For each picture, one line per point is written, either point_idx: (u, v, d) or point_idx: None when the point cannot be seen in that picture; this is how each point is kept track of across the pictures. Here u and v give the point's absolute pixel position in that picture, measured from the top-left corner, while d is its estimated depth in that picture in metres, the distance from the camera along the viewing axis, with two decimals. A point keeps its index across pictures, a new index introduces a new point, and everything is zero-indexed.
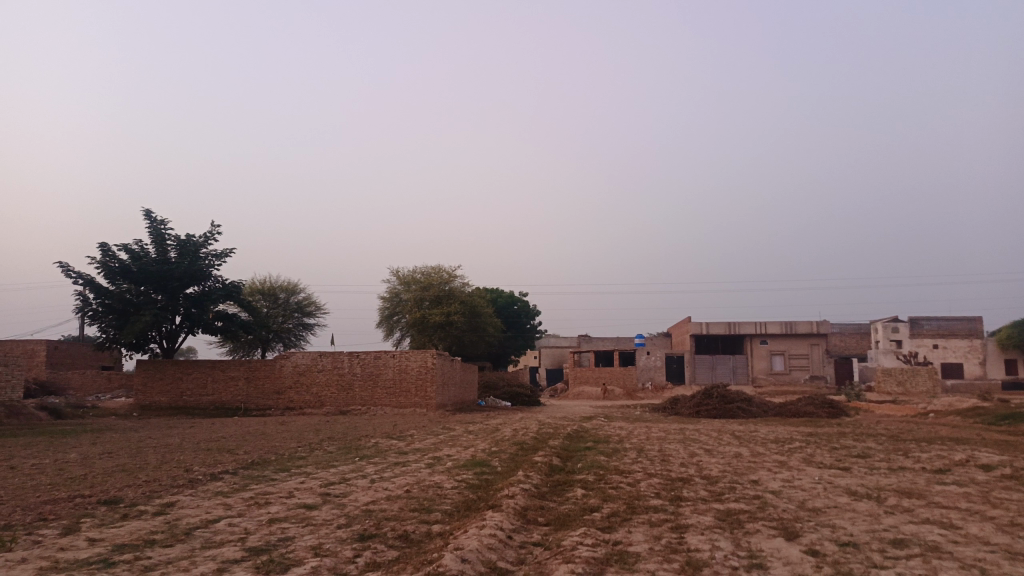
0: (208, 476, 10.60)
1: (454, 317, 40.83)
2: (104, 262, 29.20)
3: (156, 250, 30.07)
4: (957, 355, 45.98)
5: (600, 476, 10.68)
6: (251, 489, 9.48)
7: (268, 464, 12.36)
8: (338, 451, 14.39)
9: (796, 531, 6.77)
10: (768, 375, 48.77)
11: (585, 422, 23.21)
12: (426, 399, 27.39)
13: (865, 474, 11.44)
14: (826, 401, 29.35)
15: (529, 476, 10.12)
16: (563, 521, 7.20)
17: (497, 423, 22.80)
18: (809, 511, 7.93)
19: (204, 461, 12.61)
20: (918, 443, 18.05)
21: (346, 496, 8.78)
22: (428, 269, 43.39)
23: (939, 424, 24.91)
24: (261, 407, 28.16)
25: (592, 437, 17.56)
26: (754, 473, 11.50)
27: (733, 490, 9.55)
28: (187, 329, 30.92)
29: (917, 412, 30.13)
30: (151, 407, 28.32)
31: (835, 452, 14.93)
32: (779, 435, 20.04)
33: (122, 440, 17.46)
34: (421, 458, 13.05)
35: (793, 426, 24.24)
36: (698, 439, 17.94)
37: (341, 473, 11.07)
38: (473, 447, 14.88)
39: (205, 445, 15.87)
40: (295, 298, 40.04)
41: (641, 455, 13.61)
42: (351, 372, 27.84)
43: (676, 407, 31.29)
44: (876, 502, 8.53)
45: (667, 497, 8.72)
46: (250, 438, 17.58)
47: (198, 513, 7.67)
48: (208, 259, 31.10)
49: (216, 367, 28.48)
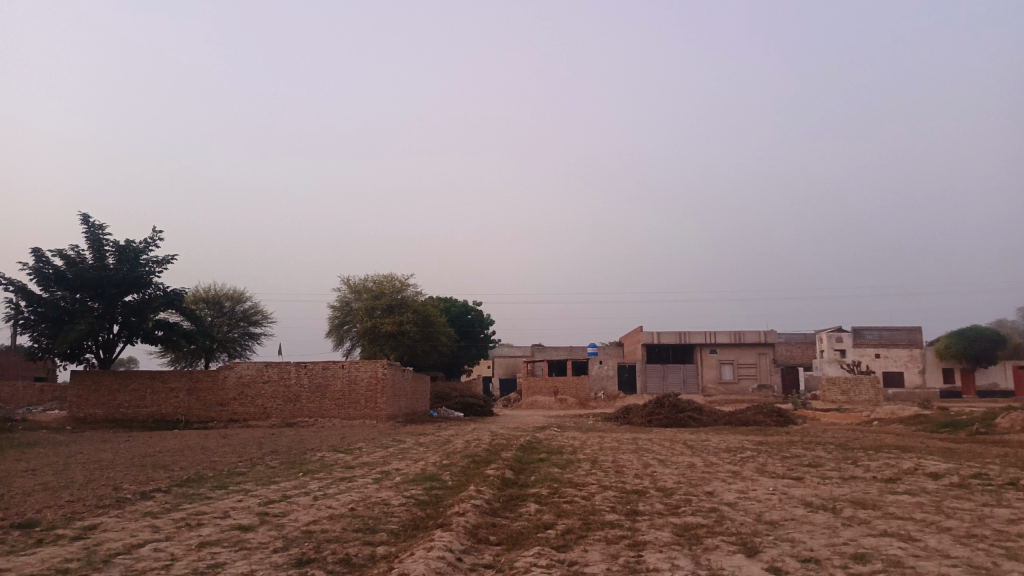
0: (139, 495, 9.95)
1: (406, 326, 40.22)
2: (37, 268, 27.82)
3: (94, 256, 28.80)
4: (898, 364, 47.26)
5: (553, 489, 10.37)
6: (185, 509, 8.91)
7: (205, 481, 11.71)
8: (281, 466, 13.77)
9: (755, 547, 6.56)
10: (717, 384, 49.35)
11: (538, 433, 22.96)
12: (376, 410, 26.77)
13: (818, 484, 11.38)
14: (775, 410, 29.71)
15: (481, 491, 9.75)
16: (516, 540, 6.85)
17: (449, 435, 22.39)
18: (767, 524, 7.75)
19: (136, 478, 11.90)
20: (866, 450, 18.25)
21: (286, 515, 8.29)
22: (380, 278, 42.71)
23: (883, 432, 25.38)
24: (203, 419, 27.11)
25: (545, 448, 17.27)
26: (709, 484, 11.35)
27: (689, 502, 9.34)
28: (125, 338, 29.65)
29: (862, 420, 30.73)
30: (85, 420, 27.00)
31: (787, 462, 14.94)
32: (730, 444, 20.09)
33: (52, 456, 16.46)
34: (368, 472, 12.57)
35: (745, 434, 24.40)
36: (652, 449, 17.80)
37: (283, 490, 10.54)
38: (424, 460, 14.45)
39: (140, 460, 15.04)
40: (241, 306, 38.89)
41: (595, 466, 13.37)
42: (298, 383, 27.05)
43: (629, 417, 31.29)
44: (832, 514, 8.43)
45: (623, 512, 8.45)
46: (189, 453, 16.78)
47: (123, 537, 7.09)
48: (149, 266, 29.94)
49: (156, 377, 27.35)
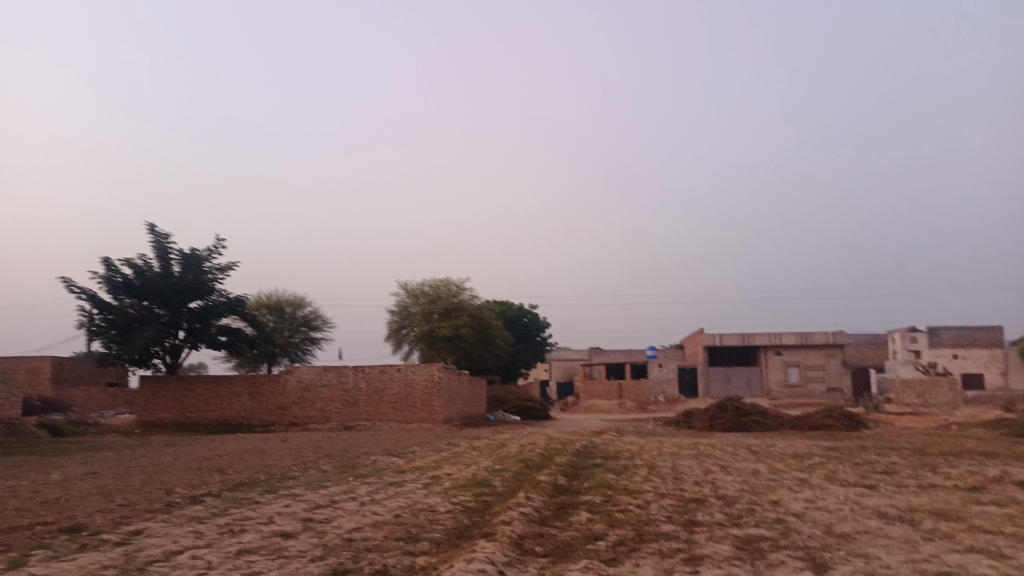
0: (189, 499, 9.94)
1: (463, 330, 40.14)
2: (107, 277, 28.76)
3: (160, 265, 29.61)
4: (977, 365, 44.77)
5: (607, 497, 9.92)
6: (232, 514, 8.83)
7: (256, 484, 11.69)
8: (333, 470, 13.67)
9: (825, 563, 5.99)
10: (783, 387, 47.75)
11: (596, 437, 22.43)
12: (433, 414, 26.66)
13: (893, 493, 10.60)
14: (845, 414, 28.42)
15: (531, 499, 9.37)
16: (564, 552, 6.45)
17: (504, 438, 22.07)
18: (838, 537, 7.14)
19: (190, 482, 11.95)
20: (945, 457, 17.12)
21: (329, 522, 8.09)
22: (436, 282, 42.79)
23: (964, 437, 23.91)
24: (264, 423, 27.51)
25: (601, 453, 16.75)
26: (773, 492, 10.70)
27: (752, 512, 8.75)
28: (191, 344, 30.38)
29: (939, 424, 29.11)
30: (153, 424, 27.74)
31: (859, 469, 14.06)
32: (797, 450, 19.19)
33: (115, 459, 16.82)
34: (419, 477, 12.34)
35: (813, 440, 23.33)
36: (714, 455, 17.08)
37: (331, 495, 10.39)
38: (476, 465, 14.15)
39: (198, 464, 15.19)
40: (301, 312, 39.49)
41: (653, 473, 12.83)
42: (356, 386, 27.20)
43: (690, 421, 30.44)
44: (911, 526, 7.74)
45: (680, 522, 7.95)
46: (247, 457, 16.90)
47: (165, 543, 6.99)
48: (212, 273, 30.63)
49: (220, 382, 27.91)
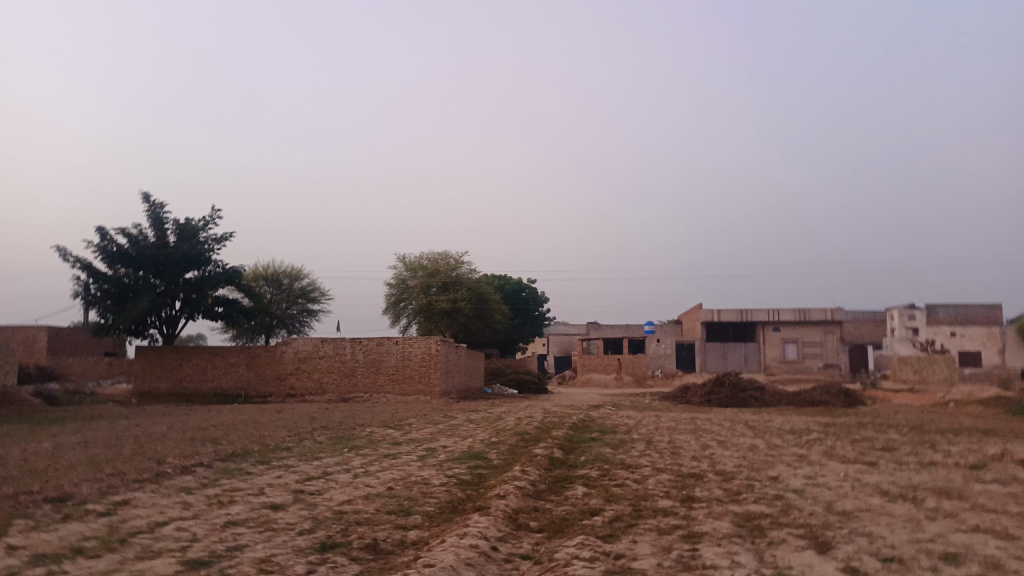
0: (179, 470, 9.78)
1: (461, 304, 39.94)
2: (102, 246, 28.45)
3: (155, 234, 29.27)
4: (975, 343, 44.74)
5: (604, 471, 9.78)
6: (222, 485, 8.67)
7: (249, 455, 11.54)
8: (328, 442, 13.53)
9: (827, 542, 5.82)
10: (781, 363, 47.75)
11: (593, 411, 22.36)
12: (430, 386, 26.58)
13: (894, 470, 10.45)
14: (842, 390, 28.37)
15: (526, 472, 9.21)
16: (559, 527, 6.27)
17: (501, 411, 22.02)
18: (841, 515, 6.98)
19: (182, 452, 11.80)
20: (943, 434, 17.06)
21: (321, 494, 7.94)
22: (435, 255, 42.51)
23: (961, 414, 23.87)
24: (261, 393, 27.40)
25: (598, 427, 16.64)
26: (772, 468, 10.55)
27: (751, 488, 8.61)
28: (187, 314, 30.15)
29: (937, 401, 29.08)
30: (150, 393, 27.63)
31: (858, 445, 13.95)
32: (795, 425, 19.13)
33: (109, 428, 16.69)
34: (414, 450, 12.20)
35: (811, 415, 23.27)
36: (711, 430, 16.98)
37: (323, 466, 10.24)
38: (472, 437, 14.02)
39: (191, 434, 15.05)
40: (298, 283, 39.23)
41: (650, 447, 12.70)
42: (353, 358, 27.06)
43: (687, 396, 30.39)
44: (913, 504, 7.60)
45: (678, 497, 7.80)
46: (242, 427, 16.77)
47: (151, 514, 6.82)
48: (208, 243, 30.33)
49: (216, 352, 27.75)
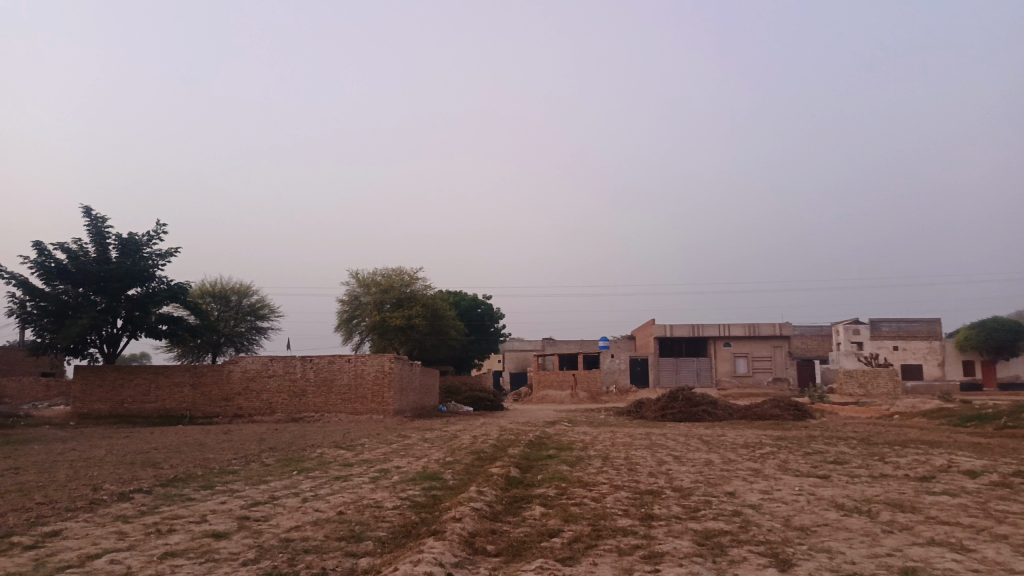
0: (116, 496, 9.28)
1: (415, 321, 39.49)
2: (39, 262, 27.31)
3: (96, 250, 28.23)
4: (917, 357, 45.86)
5: (561, 489, 9.63)
6: (162, 512, 8.24)
7: (192, 480, 11.04)
8: (276, 464, 13.07)
9: (788, 559, 5.76)
10: (732, 377, 48.43)
11: (548, 428, 22.21)
12: (383, 405, 26.10)
13: (847, 483, 10.55)
14: (792, 403, 28.82)
15: (482, 492, 8.99)
16: (518, 550, 6.08)
17: (456, 430, 21.71)
18: (798, 531, 6.95)
19: (120, 477, 11.22)
20: (890, 446, 17.38)
21: (267, 520, 7.58)
22: (389, 271, 42.01)
23: (906, 426, 24.44)
24: (208, 414, 26.52)
25: (554, 444, 16.49)
26: (728, 483, 10.54)
27: (708, 505, 8.54)
28: (130, 333, 29.09)
29: (882, 413, 29.77)
30: (89, 415, 26.48)
31: (810, 458, 14.08)
32: (748, 439, 19.31)
33: (43, 453, 15.87)
34: (366, 471, 11.86)
35: (763, 429, 23.52)
36: (666, 445, 17.00)
37: (271, 490, 9.84)
38: (427, 457, 13.71)
39: (131, 458, 14.37)
40: (247, 300, 38.29)
41: (607, 464, 12.60)
42: (304, 377, 26.44)
43: (642, 411, 30.51)
44: (869, 518, 7.62)
45: (637, 516, 7.69)
46: (186, 450, 16.12)
47: (83, 546, 6.40)
48: (153, 259, 29.38)
49: (160, 372, 26.80)
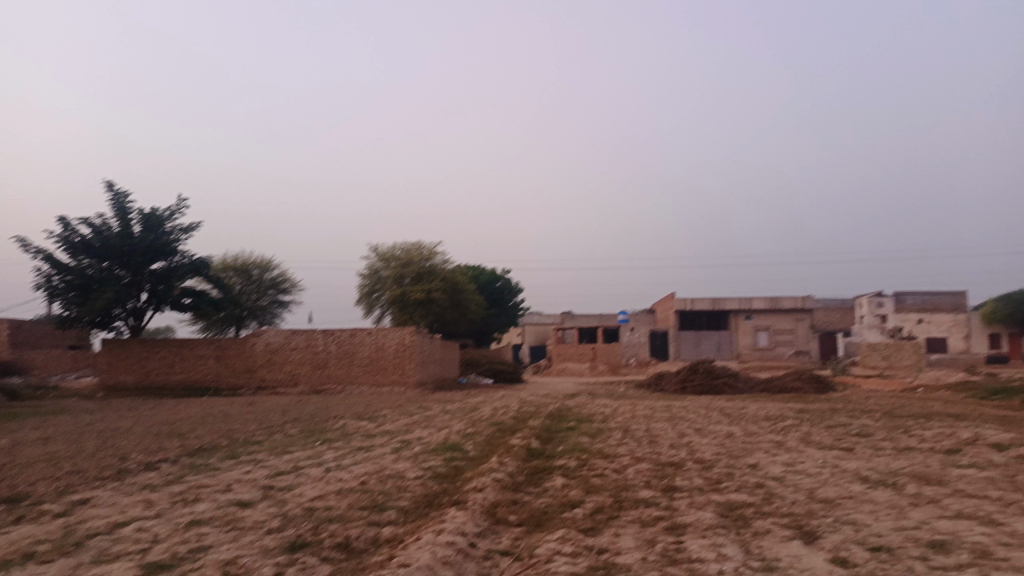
0: (143, 466, 9.42)
1: (435, 294, 39.56)
2: (64, 237, 27.61)
3: (119, 224, 28.49)
4: (941, 329, 45.36)
5: (583, 461, 9.62)
6: (188, 481, 8.35)
7: (217, 450, 11.19)
8: (300, 434, 13.20)
9: (813, 532, 5.70)
10: (753, 351, 48.22)
11: (568, 400, 22.24)
12: (404, 377, 26.28)
13: (871, 455, 10.43)
14: (814, 376, 28.61)
15: (503, 463, 9.01)
16: (539, 521, 6.08)
17: (476, 401, 21.81)
18: (823, 503, 6.88)
19: (147, 447, 11.40)
20: (915, 418, 17.19)
21: (291, 490, 7.65)
22: (408, 245, 42.03)
23: (930, 399, 24.18)
24: (232, 386, 26.87)
25: (574, 416, 16.50)
26: (751, 456, 10.47)
27: (731, 477, 8.49)
28: (154, 306, 29.43)
29: (906, 386, 29.50)
30: (116, 387, 26.95)
31: (833, 431, 13.96)
32: (770, 412, 19.20)
33: (72, 423, 16.16)
34: (388, 442, 11.93)
35: (784, 402, 23.39)
36: (687, 417, 16.95)
37: (295, 460, 9.94)
38: (447, 428, 13.79)
39: (157, 428, 14.60)
40: (269, 274, 38.54)
41: (628, 436, 12.58)
42: (326, 350, 26.65)
43: (662, 384, 30.47)
44: (895, 491, 7.53)
45: (659, 488, 7.65)
46: (211, 421, 16.33)
47: (110, 514, 6.50)
48: (175, 234, 29.61)
49: (184, 345, 27.13)
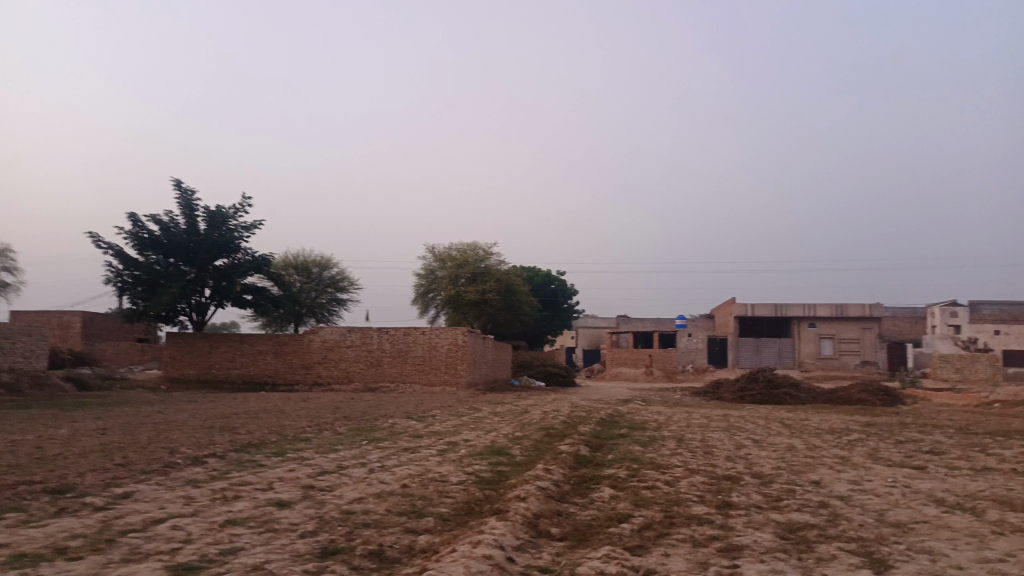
0: (191, 460, 9.43)
1: (489, 295, 39.47)
2: (133, 233, 28.48)
3: (185, 221, 29.26)
4: (1020, 342, 42.37)
5: (633, 471, 9.21)
6: (231, 477, 8.29)
7: (265, 446, 11.18)
8: (348, 433, 13.11)
9: (884, 560, 5.20)
10: (816, 359, 46.55)
11: (621, 406, 21.79)
12: (456, 377, 26.22)
13: (946, 476, 9.72)
14: (881, 388, 27.33)
15: (550, 471, 8.66)
16: (584, 535, 5.74)
17: (528, 404, 21.54)
18: (894, 527, 6.34)
19: (198, 441, 11.46)
20: (992, 436, 16.12)
21: (332, 490, 7.48)
22: (463, 246, 42.05)
23: (1008, 416, 22.76)
24: (289, 381, 27.24)
25: (627, 423, 16.03)
26: (814, 472, 9.87)
27: (792, 494, 7.96)
28: (216, 302, 30.12)
29: (981, 401, 27.98)
30: (179, 379, 27.61)
31: (903, 447, 13.15)
32: (834, 424, 18.33)
33: (133, 415, 16.52)
34: (435, 443, 11.74)
35: (849, 414, 22.38)
36: (745, 428, 16.31)
37: (339, 460, 9.82)
38: (496, 431, 13.52)
39: (211, 422, 14.75)
40: (327, 273, 39.11)
41: (681, 446, 12.09)
42: (380, 348, 26.79)
43: (719, 392, 29.63)
44: (974, 516, 6.91)
45: (713, 504, 7.21)
46: (265, 416, 16.48)
47: (149, 510, 6.43)
48: (237, 231, 30.26)
49: (244, 340, 27.63)
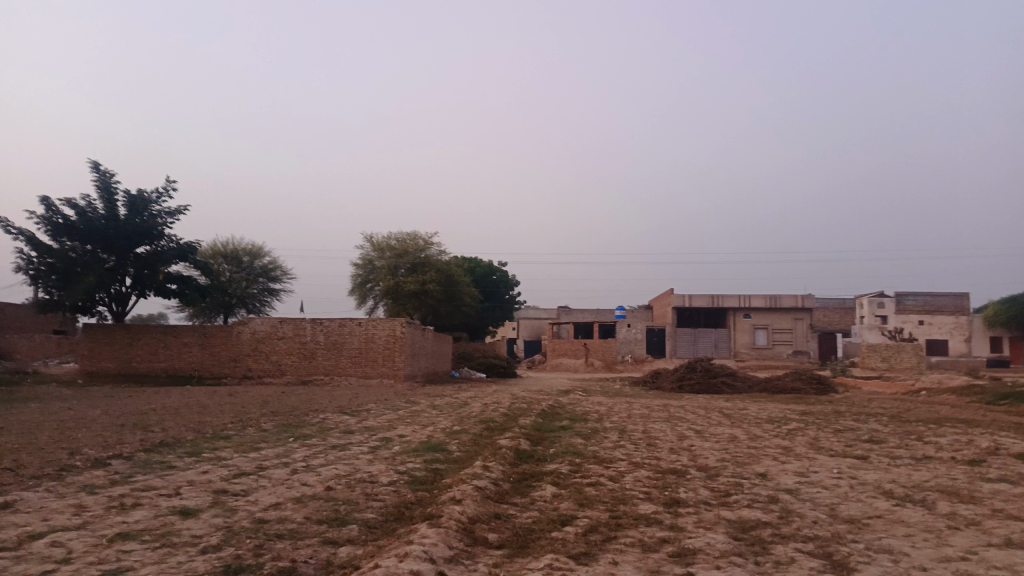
0: (91, 464, 8.48)
1: (429, 286, 38.59)
2: (46, 218, 26.60)
3: (104, 206, 27.52)
4: (942, 332, 44.71)
5: (575, 466, 8.75)
6: (135, 482, 7.45)
7: (180, 445, 10.28)
8: (274, 430, 12.29)
9: (846, 563, 4.84)
10: (751, 349, 47.37)
11: (562, 397, 21.47)
12: (394, 369, 25.49)
13: (889, 466, 9.58)
14: (814, 376, 27.80)
15: (488, 469, 8.10)
16: (524, 542, 5.23)
17: (467, 396, 20.95)
18: (848, 524, 6.03)
19: (105, 441, 10.47)
20: (924, 424, 16.36)
21: (246, 495, 6.75)
22: (403, 236, 41.05)
23: (935, 403, 23.39)
24: (216, 375, 25.92)
25: (568, 415, 15.62)
26: (759, 463, 9.60)
27: (740, 488, 7.63)
28: (138, 292, 28.49)
29: (909, 389, 28.80)
30: (97, 373, 25.95)
31: (843, 436, 13.11)
32: (772, 413, 18.39)
33: (38, 412, 15.20)
34: (366, 440, 11.04)
35: (786, 403, 22.59)
36: (686, 418, 16.13)
37: (260, 460, 9.03)
38: (433, 425, 12.91)
39: (123, 420, 13.64)
40: (259, 262, 37.59)
41: (624, 438, 11.72)
42: (314, 340, 25.76)
43: (659, 382, 29.65)
44: (926, 509, 6.68)
45: (661, 502, 6.79)
46: (187, 412, 15.42)
47: (27, 524, 5.59)
48: (161, 217, 28.66)
49: (169, 332, 26.16)
